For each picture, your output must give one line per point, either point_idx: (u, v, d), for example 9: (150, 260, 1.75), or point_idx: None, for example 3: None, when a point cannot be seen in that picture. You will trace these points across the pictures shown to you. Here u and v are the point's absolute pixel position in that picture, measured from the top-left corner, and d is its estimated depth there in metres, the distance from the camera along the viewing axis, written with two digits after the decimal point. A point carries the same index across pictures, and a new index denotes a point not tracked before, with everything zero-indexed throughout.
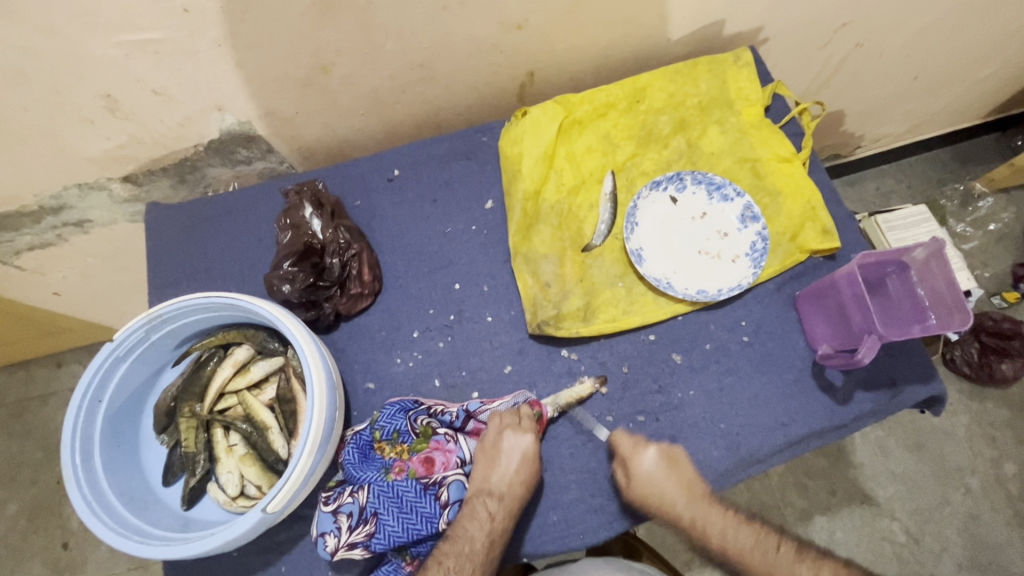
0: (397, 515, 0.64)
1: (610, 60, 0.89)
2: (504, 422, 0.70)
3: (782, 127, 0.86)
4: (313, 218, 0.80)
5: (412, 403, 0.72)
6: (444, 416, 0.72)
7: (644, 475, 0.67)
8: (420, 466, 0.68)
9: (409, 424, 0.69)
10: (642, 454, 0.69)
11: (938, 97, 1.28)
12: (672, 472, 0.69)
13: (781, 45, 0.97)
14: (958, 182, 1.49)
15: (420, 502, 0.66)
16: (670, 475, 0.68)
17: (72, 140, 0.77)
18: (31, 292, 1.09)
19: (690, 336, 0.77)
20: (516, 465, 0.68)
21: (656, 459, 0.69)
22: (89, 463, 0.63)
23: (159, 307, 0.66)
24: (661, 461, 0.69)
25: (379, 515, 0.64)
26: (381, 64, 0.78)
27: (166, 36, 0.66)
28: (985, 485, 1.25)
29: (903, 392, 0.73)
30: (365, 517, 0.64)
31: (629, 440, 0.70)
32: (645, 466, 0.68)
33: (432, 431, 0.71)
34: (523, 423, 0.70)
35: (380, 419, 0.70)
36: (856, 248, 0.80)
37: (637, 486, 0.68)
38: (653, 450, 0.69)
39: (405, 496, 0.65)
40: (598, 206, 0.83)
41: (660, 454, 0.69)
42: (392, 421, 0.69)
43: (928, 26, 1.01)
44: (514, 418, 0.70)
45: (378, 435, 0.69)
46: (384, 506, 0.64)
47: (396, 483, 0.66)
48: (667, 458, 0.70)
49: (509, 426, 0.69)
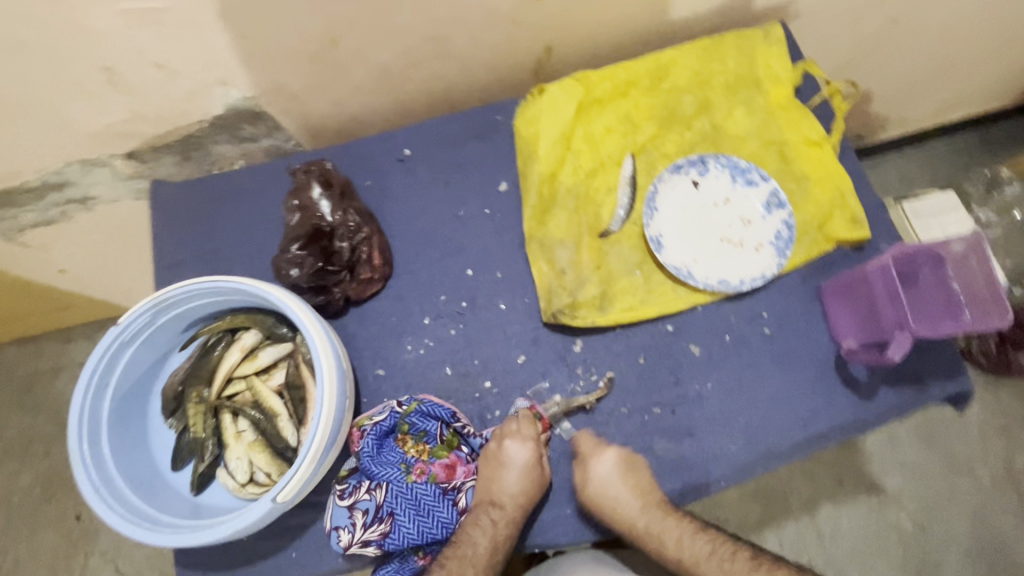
0: (413, 518, 0.65)
1: (632, 34, 0.85)
2: (506, 431, 0.69)
3: (811, 108, 0.82)
4: (322, 199, 0.77)
5: (450, 415, 0.69)
6: (474, 438, 0.71)
7: (599, 483, 0.66)
8: (442, 471, 0.68)
9: (439, 430, 0.68)
10: (598, 456, 0.68)
11: (971, 77, 1.22)
12: (630, 479, 0.67)
13: (812, 21, 0.93)
14: (984, 167, 1.45)
15: (438, 507, 0.66)
16: (625, 480, 0.67)
17: (72, 114, 0.75)
18: (38, 268, 1.08)
19: (710, 327, 0.75)
20: (512, 472, 0.67)
21: (613, 464, 0.67)
22: (96, 447, 0.62)
23: (165, 291, 0.64)
24: (618, 466, 0.67)
25: (395, 515, 0.64)
26: (392, 36, 0.74)
27: (166, 5, 0.62)
28: (995, 476, 1.24)
29: (930, 388, 0.71)
30: (381, 516, 0.64)
31: (591, 440, 0.70)
32: (601, 470, 0.67)
33: (457, 443, 0.70)
34: (524, 431, 0.69)
35: (412, 415, 0.68)
36: (887, 238, 0.77)
37: (592, 490, 0.67)
38: (610, 455, 0.68)
39: (423, 499, 0.65)
40: (617, 190, 0.79)
41: (618, 460, 0.68)
42: (424, 421, 0.68)
43: (968, 1, 0.96)
44: (515, 425, 0.69)
45: (405, 428, 0.68)
46: (402, 508, 0.64)
47: (416, 486, 0.66)
48: (625, 462, 0.68)
49: (511, 435, 0.69)
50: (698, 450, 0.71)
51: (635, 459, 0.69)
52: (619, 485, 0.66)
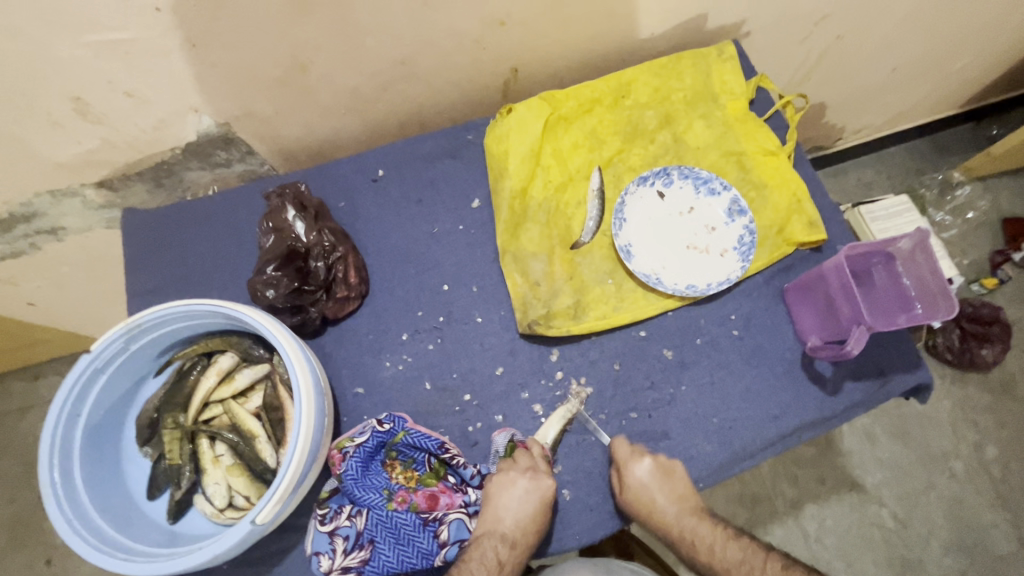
0: (393, 546, 0.64)
1: (593, 54, 0.91)
2: (521, 465, 0.68)
3: (766, 120, 0.87)
4: (296, 221, 0.77)
5: (437, 446, 0.68)
6: (464, 469, 0.69)
7: (639, 485, 0.66)
8: (424, 501, 0.66)
9: (426, 457, 0.69)
10: (635, 464, 0.68)
11: (914, 88, 1.31)
12: (664, 485, 0.68)
13: (762, 40, 1.00)
14: (936, 172, 1.55)
15: (418, 537, 0.64)
16: (660, 485, 0.67)
17: (41, 146, 0.75)
18: (5, 303, 1.06)
19: (681, 331, 0.77)
20: (526, 504, 0.66)
21: (651, 470, 0.68)
22: (68, 480, 0.60)
23: (137, 316, 0.63)
24: (655, 472, 0.68)
25: (376, 543, 0.64)
26: (362, 62, 0.78)
27: (136, 36, 0.64)
28: (968, 468, 1.28)
29: (892, 380, 0.74)
30: (361, 543, 0.64)
31: (626, 447, 0.70)
32: (639, 475, 0.67)
33: (445, 472, 0.70)
34: (539, 465, 0.69)
35: (405, 441, 0.68)
36: (843, 240, 0.81)
37: (630, 497, 0.67)
38: (648, 462, 0.68)
39: (403, 528, 0.64)
40: (586, 203, 0.82)
41: (653, 466, 0.68)
42: (411, 450, 0.69)
43: (903, 20, 1.04)
44: (529, 459, 0.69)
45: (393, 454, 0.69)
46: (382, 535, 0.64)
47: (396, 514, 0.65)
48: (661, 470, 0.69)
49: (528, 470, 0.68)
50: (675, 451, 0.72)
51: (668, 465, 0.69)
52: (659, 477, 0.68)
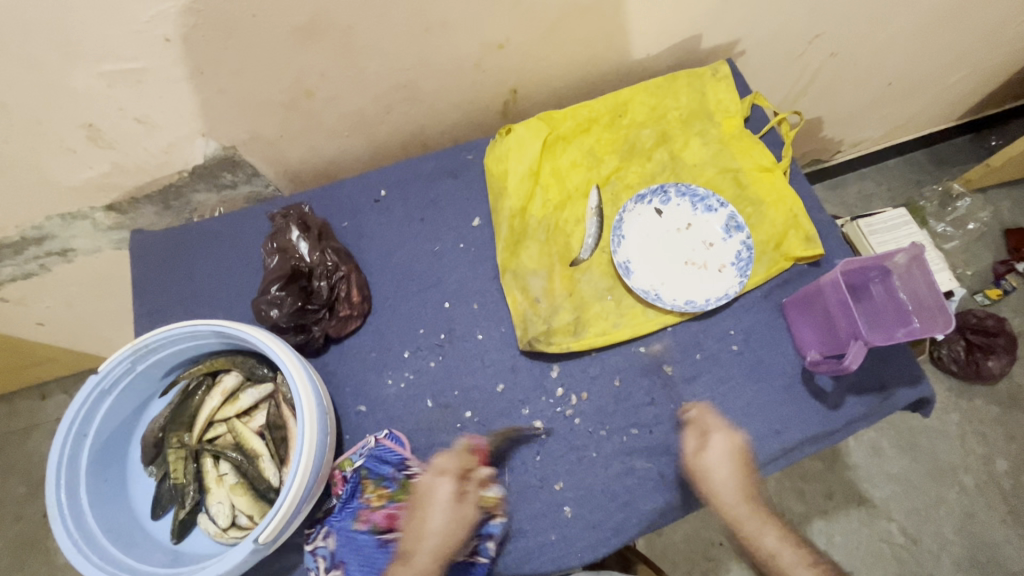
0: (361, 566, 0.64)
1: (590, 75, 0.94)
2: (428, 476, 0.68)
3: (761, 136, 0.88)
4: (300, 241, 0.79)
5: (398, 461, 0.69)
6: None
7: (717, 457, 0.70)
8: (385, 521, 0.66)
9: (393, 474, 0.68)
10: (717, 439, 0.71)
11: (910, 101, 1.33)
12: (739, 472, 0.70)
13: (757, 58, 1.02)
14: (936, 184, 1.56)
15: (381, 556, 0.65)
16: (735, 470, 0.70)
17: (54, 171, 0.77)
18: (15, 323, 1.08)
19: (681, 346, 0.77)
20: (440, 514, 0.65)
21: (732, 451, 0.71)
22: (74, 500, 0.61)
23: (144, 337, 0.64)
24: (732, 454, 0.71)
25: (345, 564, 0.64)
26: (366, 86, 0.80)
27: (147, 65, 0.67)
28: (978, 482, 1.26)
29: (895, 394, 0.74)
30: (334, 564, 0.65)
31: (711, 421, 0.73)
32: (721, 451, 0.70)
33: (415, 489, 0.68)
34: (439, 473, 0.68)
35: (370, 458, 0.68)
36: (840, 254, 0.81)
37: (701, 464, 0.70)
38: (728, 442, 0.71)
39: (367, 548, 0.65)
40: (585, 220, 0.83)
41: (734, 448, 0.71)
42: (378, 467, 0.68)
43: (895, 36, 1.06)
44: (439, 469, 0.69)
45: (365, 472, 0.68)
46: (350, 556, 0.64)
47: (360, 534, 0.65)
48: (739, 456, 0.71)
49: (427, 479, 0.68)
50: (677, 467, 0.72)
51: (743, 449, 0.72)
52: (739, 457, 0.71)
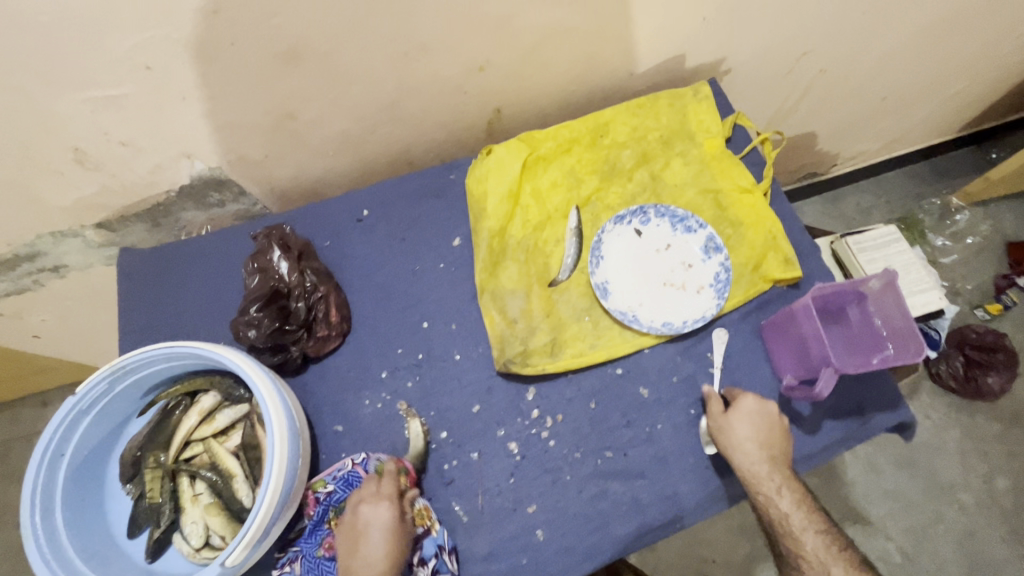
0: None
1: (574, 94, 0.94)
2: (362, 496, 0.66)
3: (743, 157, 0.88)
4: (280, 261, 0.80)
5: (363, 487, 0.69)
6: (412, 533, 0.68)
7: (741, 417, 0.69)
8: None
9: None
10: (744, 402, 0.70)
11: (905, 115, 1.32)
12: (765, 435, 0.68)
13: (744, 76, 1.02)
14: (936, 196, 1.54)
15: None
16: (759, 432, 0.68)
17: (43, 193, 0.79)
18: (13, 336, 1.10)
19: (658, 369, 0.77)
20: (379, 539, 0.62)
21: (756, 414, 0.69)
22: (49, 520, 0.62)
23: (121, 359, 0.65)
24: (756, 418, 0.69)
25: None
26: (349, 108, 0.82)
27: (130, 92, 0.68)
28: (978, 500, 1.24)
29: (873, 419, 0.73)
30: None
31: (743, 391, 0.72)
32: (743, 413, 0.69)
33: None
34: (381, 490, 0.66)
35: (337, 486, 0.69)
36: (820, 275, 0.81)
37: (724, 423, 0.70)
38: (755, 406, 0.70)
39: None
40: (564, 241, 0.84)
41: (761, 412, 0.69)
42: (345, 492, 0.69)
43: (885, 53, 1.05)
44: (372, 487, 0.66)
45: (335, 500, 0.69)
46: None
47: (324, 561, 0.66)
48: (764, 421, 0.69)
49: (364, 499, 0.65)
50: (651, 491, 0.72)
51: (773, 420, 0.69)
52: (767, 422, 0.69)
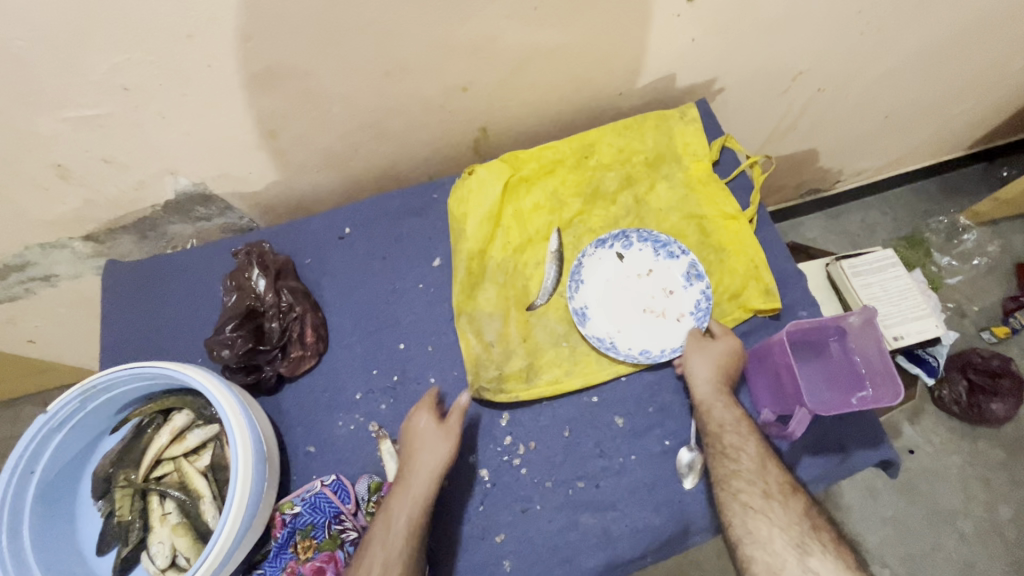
0: None
1: (562, 113, 0.93)
2: (422, 424, 0.71)
3: (730, 181, 0.86)
4: (258, 279, 0.81)
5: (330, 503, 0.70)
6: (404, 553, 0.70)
7: (710, 352, 0.72)
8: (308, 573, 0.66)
9: (325, 523, 0.69)
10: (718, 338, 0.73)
11: (909, 133, 1.29)
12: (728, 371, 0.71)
13: (738, 95, 1.00)
14: (943, 215, 1.51)
15: None
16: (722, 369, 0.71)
17: (28, 206, 0.80)
18: (8, 341, 1.12)
19: (634, 398, 0.76)
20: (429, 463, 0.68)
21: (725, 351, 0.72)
22: (16, 539, 0.62)
23: (92, 378, 0.66)
24: (725, 356, 0.72)
25: None
26: (332, 126, 0.81)
27: (109, 111, 0.69)
28: (979, 529, 1.21)
29: (852, 457, 0.71)
30: None
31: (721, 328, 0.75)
32: (712, 347, 0.73)
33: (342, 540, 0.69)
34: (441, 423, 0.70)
35: (305, 507, 0.70)
36: (804, 304, 0.79)
37: (693, 354, 0.73)
38: (726, 344, 0.73)
39: None
40: (545, 264, 0.83)
41: (731, 351, 0.72)
42: (312, 514, 0.70)
43: (885, 72, 1.03)
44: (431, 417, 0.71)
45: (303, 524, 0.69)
46: None
47: None
48: (730, 358, 0.72)
49: (424, 428, 0.70)
50: (622, 524, 0.70)
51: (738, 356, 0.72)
52: (730, 362, 0.72)
